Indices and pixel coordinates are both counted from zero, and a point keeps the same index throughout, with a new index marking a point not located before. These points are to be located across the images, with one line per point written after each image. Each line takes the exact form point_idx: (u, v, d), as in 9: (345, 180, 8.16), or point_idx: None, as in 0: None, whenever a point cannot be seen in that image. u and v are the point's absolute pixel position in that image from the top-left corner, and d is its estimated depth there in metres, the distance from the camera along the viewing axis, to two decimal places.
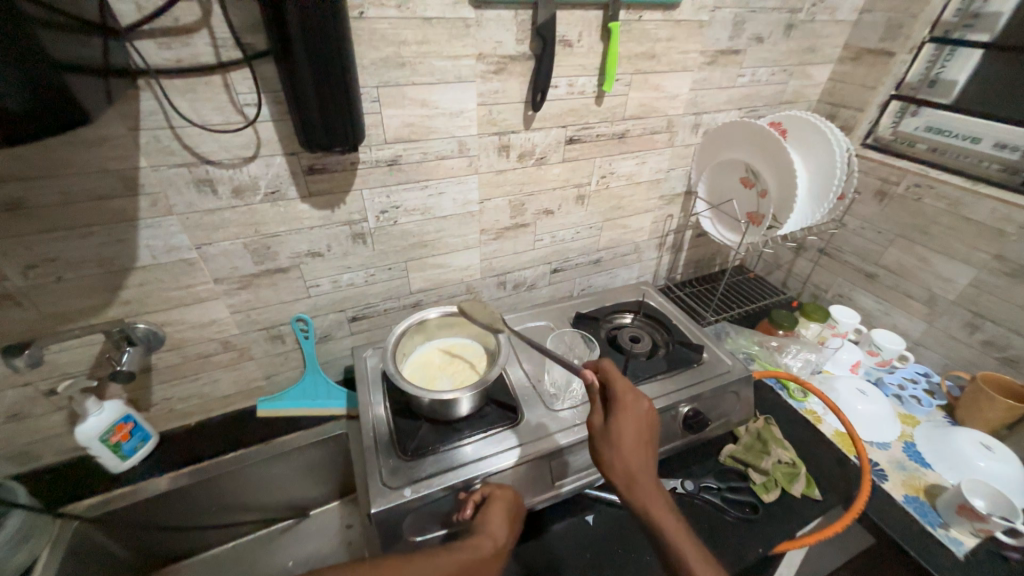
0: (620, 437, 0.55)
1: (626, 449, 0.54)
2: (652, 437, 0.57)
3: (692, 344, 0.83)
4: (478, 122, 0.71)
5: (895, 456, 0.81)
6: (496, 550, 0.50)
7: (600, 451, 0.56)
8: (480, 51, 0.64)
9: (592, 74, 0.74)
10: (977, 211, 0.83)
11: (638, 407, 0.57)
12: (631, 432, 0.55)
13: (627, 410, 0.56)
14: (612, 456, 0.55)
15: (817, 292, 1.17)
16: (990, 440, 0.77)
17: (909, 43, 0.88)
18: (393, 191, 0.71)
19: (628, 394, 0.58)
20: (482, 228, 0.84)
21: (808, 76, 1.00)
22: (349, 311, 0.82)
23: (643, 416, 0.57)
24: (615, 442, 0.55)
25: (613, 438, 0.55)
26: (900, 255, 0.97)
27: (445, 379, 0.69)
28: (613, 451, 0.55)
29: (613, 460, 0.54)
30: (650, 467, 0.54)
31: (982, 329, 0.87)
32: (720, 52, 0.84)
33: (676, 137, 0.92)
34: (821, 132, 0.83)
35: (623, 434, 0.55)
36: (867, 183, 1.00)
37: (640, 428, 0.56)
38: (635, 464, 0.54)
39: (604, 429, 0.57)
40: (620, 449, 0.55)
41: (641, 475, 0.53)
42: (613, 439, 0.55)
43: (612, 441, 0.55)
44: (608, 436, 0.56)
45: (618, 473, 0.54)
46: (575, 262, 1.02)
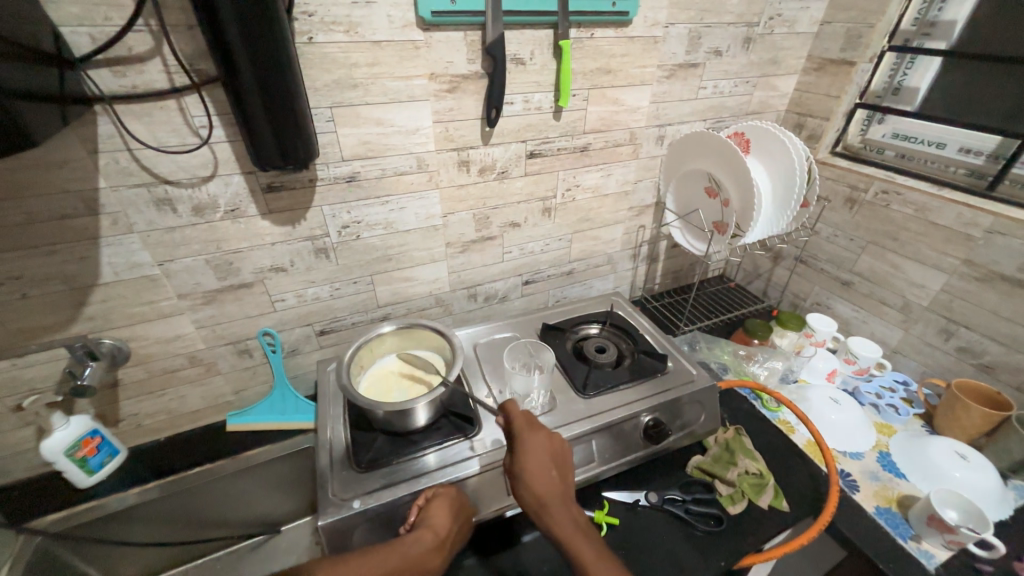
0: (524, 472, 0.57)
1: (530, 482, 0.56)
2: (561, 460, 0.60)
3: (656, 354, 0.83)
4: (435, 139, 0.73)
5: (867, 467, 0.79)
6: (439, 540, 0.54)
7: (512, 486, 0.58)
8: (432, 71, 0.67)
9: (547, 90, 0.76)
10: (945, 216, 0.83)
11: (537, 440, 0.59)
12: (535, 465, 0.57)
13: (526, 445, 0.58)
14: (521, 489, 0.57)
15: (795, 301, 1.16)
16: (965, 449, 0.75)
17: (869, 52, 0.89)
18: (353, 207, 0.73)
19: (525, 430, 0.59)
20: (448, 241, 0.86)
21: (773, 88, 1.01)
22: (316, 325, 0.83)
23: (546, 446, 0.58)
24: (521, 478, 0.57)
25: (519, 474, 0.57)
26: (872, 262, 0.97)
27: (401, 391, 0.69)
28: (521, 486, 0.57)
29: (523, 494, 0.57)
30: (558, 492, 0.57)
31: (957, 335, 0.85)
32: (678, 66, 0.86)
33: (641, 149, 0.93)
34: (781, 141, 0.83)
35: (526, 469, 0.57)
36: (837, 191, 1.00)
37: (543, 458, 0.58)
38: (543, 494, 0.56)
39: (511, 466, 0.59)
40: (525, 484, 0.57)
41: (549, 502, 0.56)
42: (520, 474, 0.57)
43: (519, 476, 0.57)
44: (514, 473, 0.58)
45: (529, 504, 0.57)
46: (547, 274, 1.03)
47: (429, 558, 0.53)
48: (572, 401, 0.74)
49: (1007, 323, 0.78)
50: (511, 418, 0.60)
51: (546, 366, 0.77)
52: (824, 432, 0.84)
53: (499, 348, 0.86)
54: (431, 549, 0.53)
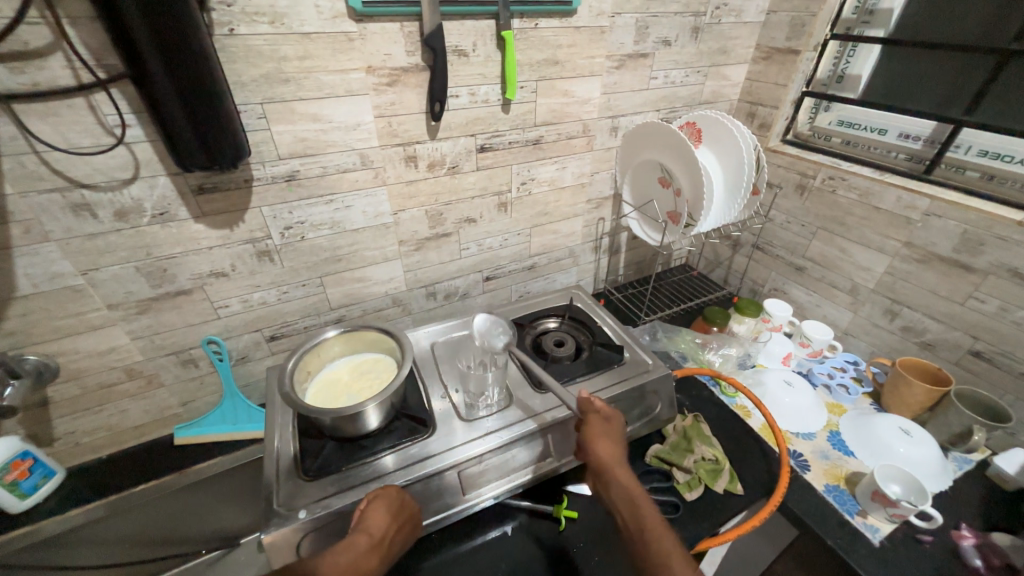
0: (604, 433, 0.64)
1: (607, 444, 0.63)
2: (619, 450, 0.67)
3: (612, 346, 0.83)
4: (378, 134, 0.71)
5: (818, 446, 0.81)
6: (372, 543, 0.52)
7: (587, 442, 0.63)
8: (369, 63, 0.64)
9: (493, 83, 0.75)
10: (886, 200, 0.85)
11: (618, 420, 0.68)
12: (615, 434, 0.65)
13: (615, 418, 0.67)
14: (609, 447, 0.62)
15: (754, 287, 1.18)
16: (909, 425, 0.78)
17: (812, 41, 0.90)
18: (295, 207, 0.71)
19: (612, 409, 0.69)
20: (400, 239, 0.84)
21: (723, 77, 1.02)
22: (265, 331, 0.80)
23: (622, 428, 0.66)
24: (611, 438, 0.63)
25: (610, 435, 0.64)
26: (823, 247, 0.99)
27: (350, 394, 0.67)
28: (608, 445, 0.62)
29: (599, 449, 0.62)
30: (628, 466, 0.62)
31: (900, 315, 0.89)
32: (627, 57, 0.85)
33: (595, 141, 0.93)
34: (730, 129, 0.84)
35: (615, 435, 0.64)
36: (789, 178, 1.01)
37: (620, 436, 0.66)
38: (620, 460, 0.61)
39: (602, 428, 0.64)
40: (614, 446, 0.63)
41: (623, 464, 0.61)
42: (610, 435, 0.64)
43: (597, 434, 0.64)
44: (605, 433, 0.64)
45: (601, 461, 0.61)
46: (507, 269, 1.02)
47: (365, 561, 0.51)
48: (529, 397, 0.74)
49: (944, 301, 0.81)
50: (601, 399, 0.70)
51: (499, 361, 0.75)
52: (778, 414, 0.86)
53: (456, 347, 0.84)
54: (365, 553, 0.51)
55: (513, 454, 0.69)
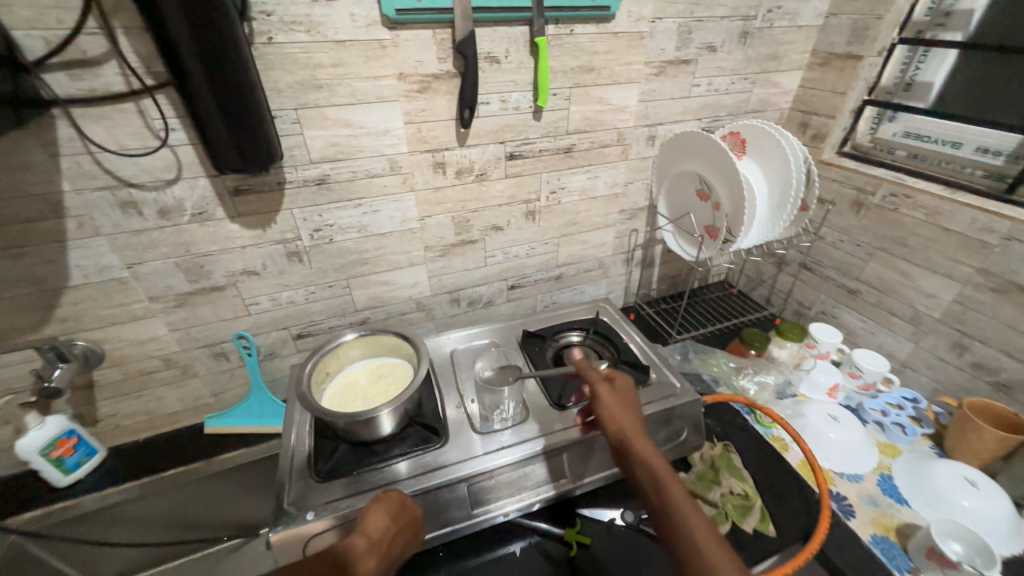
0: (616, 403, 0.60)
1: (620, 412, 0.59)
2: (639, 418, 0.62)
3: (637, 365, 0.78)
4: (407, 140, 0.71)
5: (865, 490, 0.73)
6: (371, 544, 0.51)
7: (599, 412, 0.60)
8: (400, 70, 0.65)
9: (526, 90, 0.74)
10: (957, 221, 0.76)
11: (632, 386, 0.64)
12: (628, 402, 0.61)
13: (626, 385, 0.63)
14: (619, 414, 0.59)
15: (799, 309, 1.09)
16: (976, 475, 0.69)
17: (876, 46, 0.83)
18: (325, 210, 0.72)
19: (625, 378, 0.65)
20: (426, 244, 0.84)
21: (773, 84, 0.95)
22: (293, 329, 0.82)
23: (635, 395, 0.62)
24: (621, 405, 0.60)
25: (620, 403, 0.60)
26: (880, 270, 0.90)
27: (366, 399, 0.67)
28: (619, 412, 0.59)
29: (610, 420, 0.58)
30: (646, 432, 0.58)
31: (970, 350, 0.79)
32: (668, 63, 0.82)
33: (630, 150, 0.89)
34: (777, 139, 0.78)
35: (626, 403, 0.61)
36: (843, 193, 0.93)
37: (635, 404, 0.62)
38: (633, 426, 0.57)
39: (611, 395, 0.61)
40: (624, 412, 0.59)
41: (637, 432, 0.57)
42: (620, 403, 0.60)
43: (609, 402, 0.60)
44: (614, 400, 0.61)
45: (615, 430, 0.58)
46: (534, 278, 1.00)
47: (363, 562, 0.50)
48: (544, 414, 0.71)
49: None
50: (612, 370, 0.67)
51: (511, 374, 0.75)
52: (818, 451, 0.79)
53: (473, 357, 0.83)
54: (364, 554, 0.50)
55: (527, 471, 0.66)
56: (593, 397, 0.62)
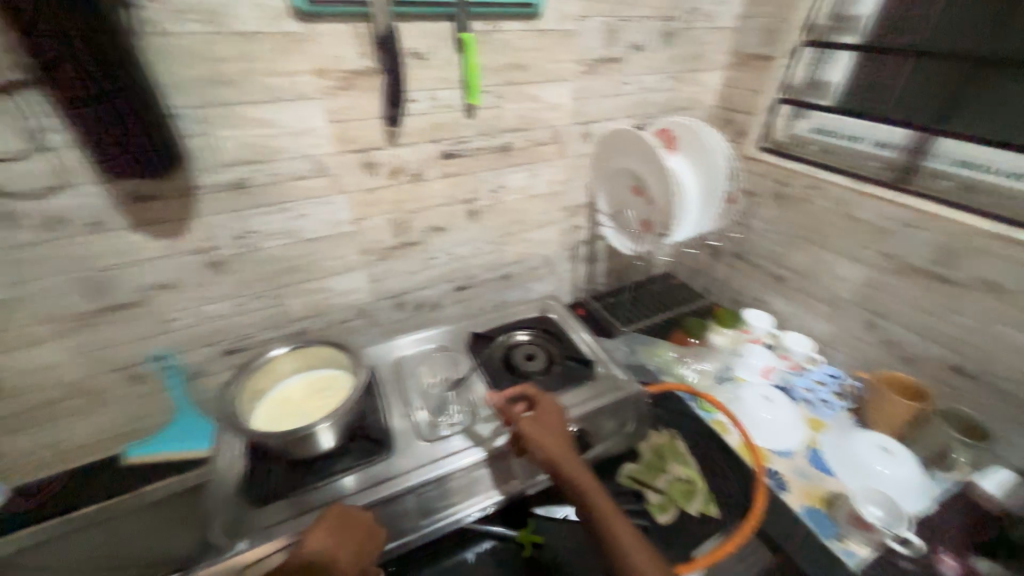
0: (542, 431, 0.63)
1: (547, 438, 0.62)
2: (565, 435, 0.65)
3: (583, 359, 0.80)
4: (333, 140, 0.68)
5: (796, 464, 0.78)
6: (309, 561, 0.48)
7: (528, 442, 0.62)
8: (319, 66, 0.62)
9: (456, 87, 0.73)
10: (862, 208, 0.83)
11: (553, 406, 0.67)
12: (551, 425, 0.64)
13: (546, 407, 0.66)
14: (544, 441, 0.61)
15: (735, 297, 1.15)
16: (890, 442, 0.76)
17: (786, 47, 0.89)
18: (245, 216, 0.67)
19: (544, 399, 0.68)
20: (362, 248, 0.80)
21: (699, 83, 1.00)
22: (219, 346, 0.76)
23: (556, 416, 0.65)
24: (545, 432, 0.63)
25: (543, 429, 0.63)
26: (802, 256, 0.96)
27: (301, 416, 0.63)
28: (543, 440, 0.61)
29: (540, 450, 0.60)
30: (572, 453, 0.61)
31: (880, 326, 0.86)
32: (597, 61, 0.83)
33: (567, 148, 0.90)
34: (702, 136, 0.82)
35: (550, 426, 0.64)
36: (767, 185, 0.99)
37: (559, 424, 0.65)
38: (560, 450, 0.61)
39: (535, 424, 0.64)
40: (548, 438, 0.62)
41: (565, 456, 0.60)
42: (543, 429, 0.63)
43: (535, 431, 0.62)
44: (539, 428, 0.63)
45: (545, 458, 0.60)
46: (480, 279, 0.98)
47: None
48: (492, 416, 0.70)
49: (923, 312, 0.79)
50: (532, 391, 0.69)
51: (454, 378, 0.76)
52: (756, 431, 0.83)
53: (416, 364, 0.80)
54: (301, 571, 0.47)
55: (476, 476, 0.64)
56: (518, 428, 0.64)
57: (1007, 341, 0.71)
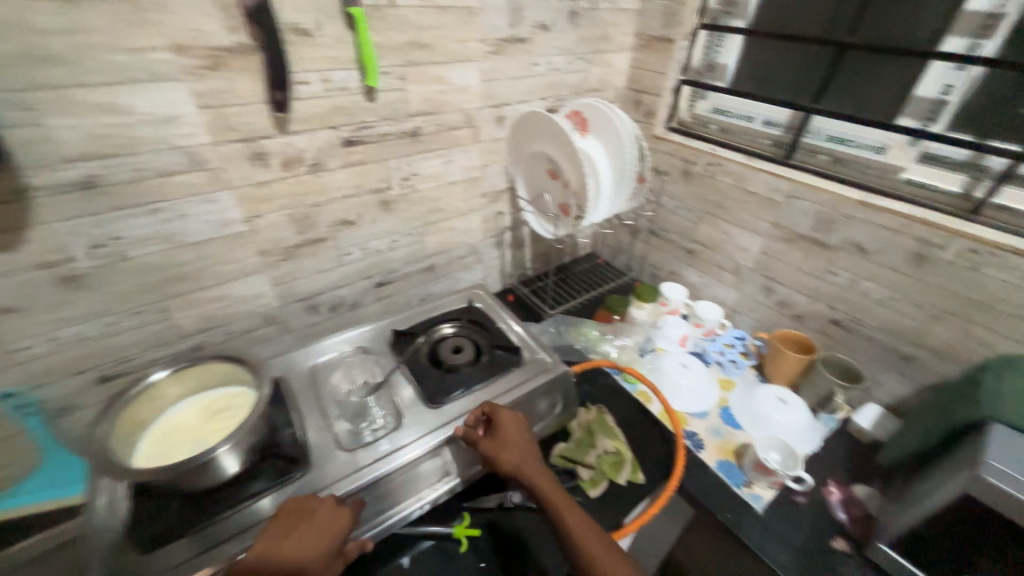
0: (504, 447, 0.61)
1: (509, 455, 0.61)
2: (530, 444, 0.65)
3: (509, 348, 0.79)
4: (207, 128, 0.59)
5: (710, 423, 0.84)
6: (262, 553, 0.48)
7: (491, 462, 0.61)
8: (177, 42, 0.53)
9: (351, 68, 0.66)
10: (756, 184, 0.90)
11: (513, 418, 0.65)
12: (513, 439, 0.63)
13: (507, 421, 0.64)
14: (507, 461, 0.60)
15: (654, 272, 1.21)
16: (784, 393, 0.85)
17: (684, 30, 0.92)
18: (103, 220, 0.57)
19: (504, 412, 0.66)
20: (260, 249, 0.72)
21: (608, 64, 1.01)
22: (90, 373, 0.66)
23: (518, 428, 0.64)
24: (508, 447, 0.61)
25: (505, 446, 0.61)
26: (709, 231, 1.03)
27: (195, 444, 0.56)
28: (507, 458, 0.60)
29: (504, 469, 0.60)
30: (537, 465, 0.61)
31: (775, 290, 0.96)
32: (503, 41, 0.81)
33: (481, 132, 0.88)
34: (610, 117, 0.83)
35: (512, 440, 0.62)
36: (675, 164, 1.04)
37: (522, 436, 0.64)
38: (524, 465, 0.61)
39: (496, 441, 0.62)
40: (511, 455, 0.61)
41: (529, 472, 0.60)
42: (506, 445, 0.62)
43: (497, 450, 0.61)
44: (501, 445, 0.61)
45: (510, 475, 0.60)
46: (402, 273, 0.94)
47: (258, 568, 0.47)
48: (418, 415, 0.67)
49: (808, 275, 0.89)
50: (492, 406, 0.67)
51: (373, 382, 0.72)
52: (674, 397, 0.88)
53: (331, 370, 0.74)
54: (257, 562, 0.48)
55: (405, 479, 0.63)
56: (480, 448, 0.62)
57: (873, 295, 0.81)
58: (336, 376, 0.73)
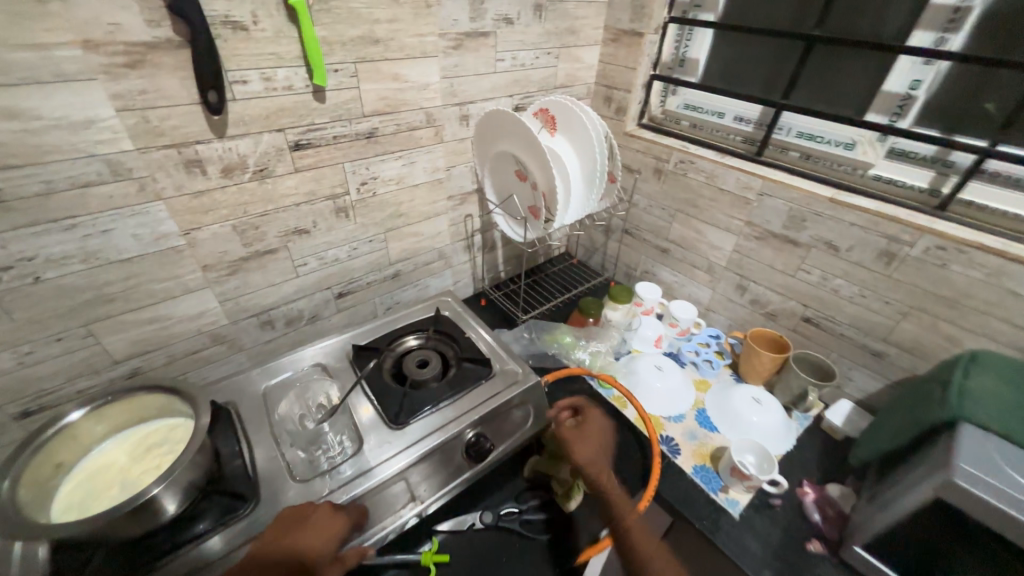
0: (580, 438, 0.66)
1: (584, 446, 0.64)
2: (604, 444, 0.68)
3: (478, 360, 0.75)
4: (130, 133, 0.53)
5: (686, 427, 0.83)
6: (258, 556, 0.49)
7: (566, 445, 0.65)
8: (85, 36, 0.47)
9: (295, 65, 0.61)
10: (727, 182, 0.89)
11: (598, 417, 0.70)
12: (592, 434, 0.67)
13: (593, 417, 0.69)
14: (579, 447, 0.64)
15: (628, 272, 1.19)
16: (759, 393, 0.85)
17: (653, 23, 0.89)
18: (9, 239, 0.51)
19: (593, 410, 0.71)
20: (202, 264, 0.66)
21: (577, 59, 0.98)
22: (8, 407, 0.59)
23: (599, 426, 0.68)
24: (583, 439, 0.66)
25: (581, 436, 0.66)
26: (681, 229, 1.02)
27: (125, 486, 0.51)
28: (579, 445, 0.64)
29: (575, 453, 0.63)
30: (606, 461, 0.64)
31: (748, 289, 0.95)
32: (464, 36, 0.76)
33: (444, 131, 0.83)
34: (578, 115, 0.80)
35: (587, 434, 0.67)
36: (646, 162, 1.01)
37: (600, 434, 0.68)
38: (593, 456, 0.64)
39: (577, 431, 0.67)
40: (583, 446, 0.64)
41: (598, 464, 0.63)
42: (582, 435, 0.66)
43: (575, 438, 0.65)
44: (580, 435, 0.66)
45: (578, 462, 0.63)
46: (365, 282, 0.89)
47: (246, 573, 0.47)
48: (381, 438, 0.63)
49: (780, 273, 0.88)
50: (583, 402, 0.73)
51: (326, 406, 0.65)
52: (650, 402, 0.86)
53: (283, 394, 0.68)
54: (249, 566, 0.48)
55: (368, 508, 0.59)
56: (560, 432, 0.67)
57: (842, 293, 0.81)
58: (281, 405, 0.65)
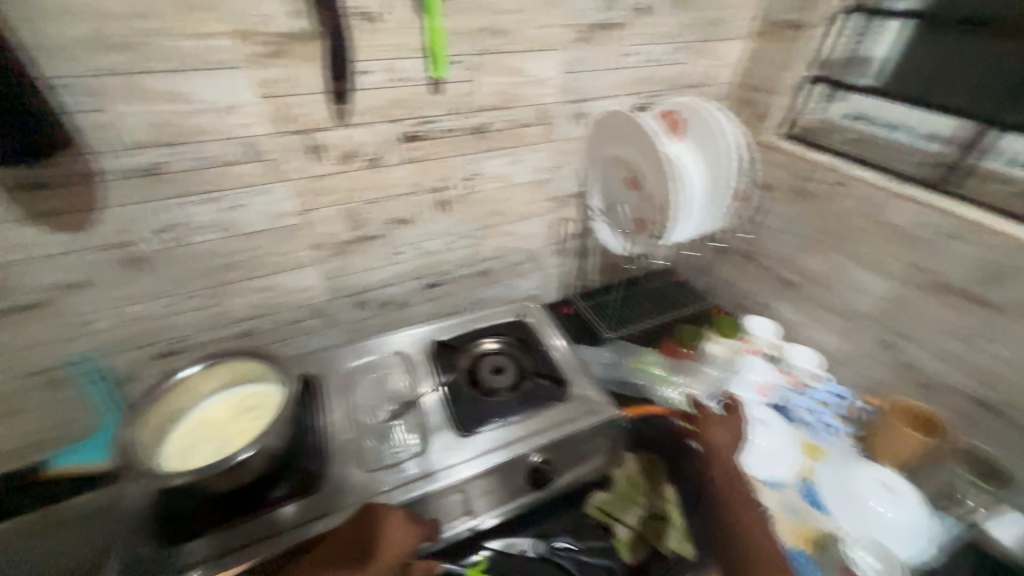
0: (720, 424, 0.65)
1: (721, 433, 0.64)
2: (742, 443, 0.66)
3: (556, 378, 0.71)
4: (267, 118, 0.57)
5: (785, 498, 0.70)
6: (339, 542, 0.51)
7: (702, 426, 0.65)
8: (240, 28, 0.51)
9: (417, 56, 0.60)
10: (894, 213, 0.71)
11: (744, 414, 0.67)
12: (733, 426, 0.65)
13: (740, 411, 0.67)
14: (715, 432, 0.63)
15: (737, 300, 1.05)
16: (892, 479, 0.67)
17: (822, 14, 0.74)
18: (164, 206, 0.57)
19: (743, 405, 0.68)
20: (313, 243, 0.70)
21: (716, 55, 0.86)
22: (151, 348, 0.68)
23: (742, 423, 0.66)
24: (722, 426, 0.65)
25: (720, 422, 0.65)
26: (818, 262, 0.85)
27: (223, 441, 0.56)
28: (717, 431, 0.64)
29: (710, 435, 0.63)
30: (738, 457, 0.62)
31: (899, 348, 0.77)
32: (592, 27, 0.70)
33: (555, 130, 0.78)
34: (710, 121, 0.71)
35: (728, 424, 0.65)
36: (784, 179, 0.86)
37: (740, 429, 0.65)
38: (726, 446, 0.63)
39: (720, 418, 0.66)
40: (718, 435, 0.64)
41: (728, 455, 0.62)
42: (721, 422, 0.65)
43: (713, 424, 0.65)
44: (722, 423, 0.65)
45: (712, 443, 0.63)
46: (454, 275, 0.89)
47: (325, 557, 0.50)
48: (447, 442, 0.62)
49: (951, 336, 0.69)
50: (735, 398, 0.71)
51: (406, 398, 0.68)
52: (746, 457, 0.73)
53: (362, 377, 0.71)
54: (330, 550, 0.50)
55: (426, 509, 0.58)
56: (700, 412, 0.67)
57: None
58: (358, 393, 0.68)
